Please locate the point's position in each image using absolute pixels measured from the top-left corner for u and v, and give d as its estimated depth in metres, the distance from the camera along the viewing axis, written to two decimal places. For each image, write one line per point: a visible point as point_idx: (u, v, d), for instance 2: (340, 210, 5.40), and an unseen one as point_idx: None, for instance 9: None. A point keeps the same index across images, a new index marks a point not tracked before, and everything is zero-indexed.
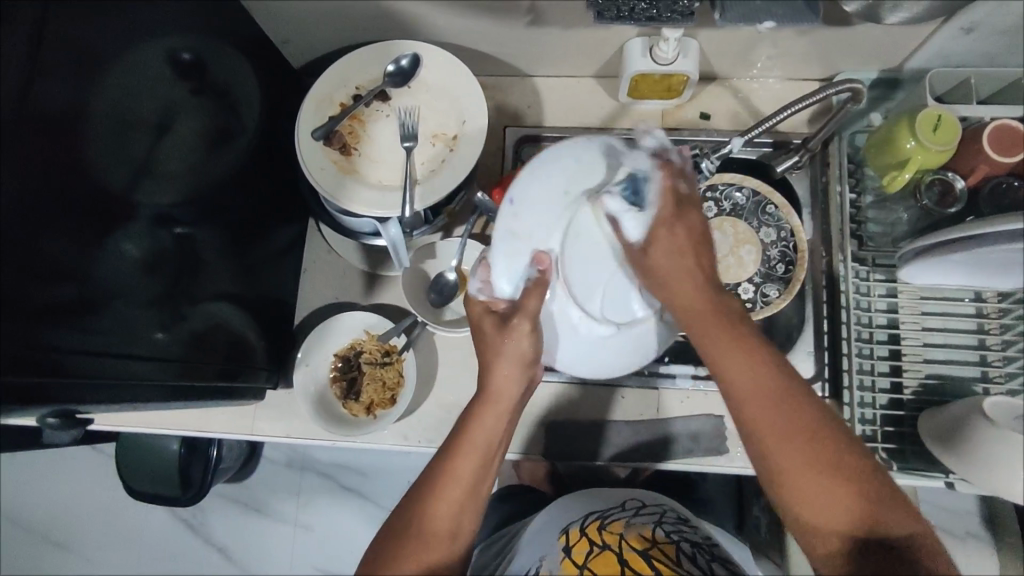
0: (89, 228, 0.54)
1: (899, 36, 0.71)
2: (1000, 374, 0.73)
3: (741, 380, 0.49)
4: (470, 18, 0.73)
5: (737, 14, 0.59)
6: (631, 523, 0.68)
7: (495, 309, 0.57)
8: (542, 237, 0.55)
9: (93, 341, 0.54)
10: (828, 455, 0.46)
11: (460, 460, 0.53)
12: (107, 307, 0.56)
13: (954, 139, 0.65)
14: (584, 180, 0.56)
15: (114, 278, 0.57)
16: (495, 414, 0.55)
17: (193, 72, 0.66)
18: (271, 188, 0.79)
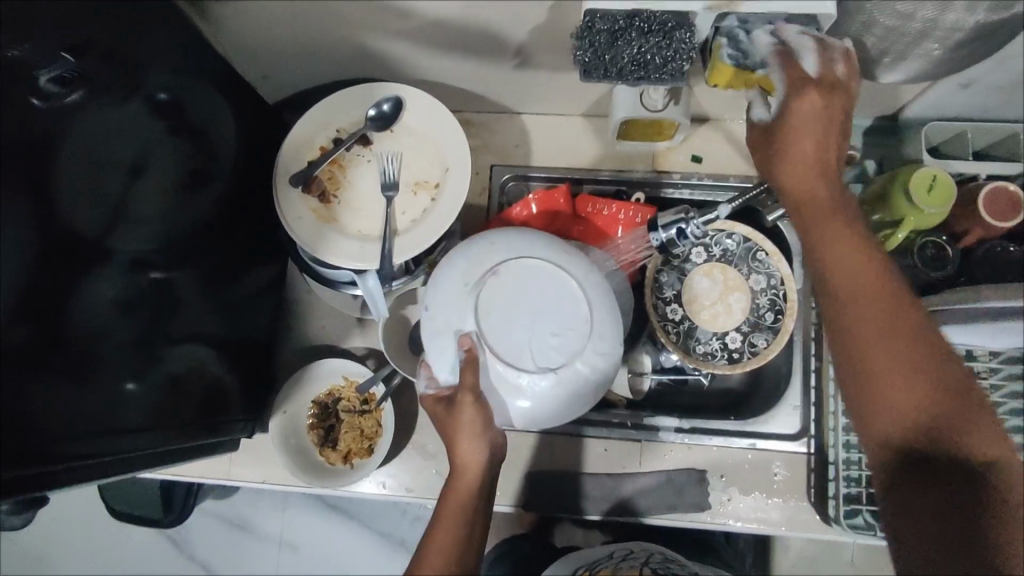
0: (64, 273, 0.52)
1: (896, 89, 0.69)
2: None
3: (845, 273, 0.52)
4: (455, 60, 0.71)
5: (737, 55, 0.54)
6: (618, 570, 0.71)
7: (443, 397, 0.57)
8: (459, 324, 0.55)
9: (68, 392, 0.52)
10: (922, 380, 0.50)
11: (433, 550, 0.56)
12: (83, 355, 0.54)
13: (949, 200, 0.62)
14: (478, 265, 0.56)
15: (90, 324, 0.54)
16: (462, 503, 0.57)
17: (170, 112, 0.63)
18: (249, 226, 0.77)
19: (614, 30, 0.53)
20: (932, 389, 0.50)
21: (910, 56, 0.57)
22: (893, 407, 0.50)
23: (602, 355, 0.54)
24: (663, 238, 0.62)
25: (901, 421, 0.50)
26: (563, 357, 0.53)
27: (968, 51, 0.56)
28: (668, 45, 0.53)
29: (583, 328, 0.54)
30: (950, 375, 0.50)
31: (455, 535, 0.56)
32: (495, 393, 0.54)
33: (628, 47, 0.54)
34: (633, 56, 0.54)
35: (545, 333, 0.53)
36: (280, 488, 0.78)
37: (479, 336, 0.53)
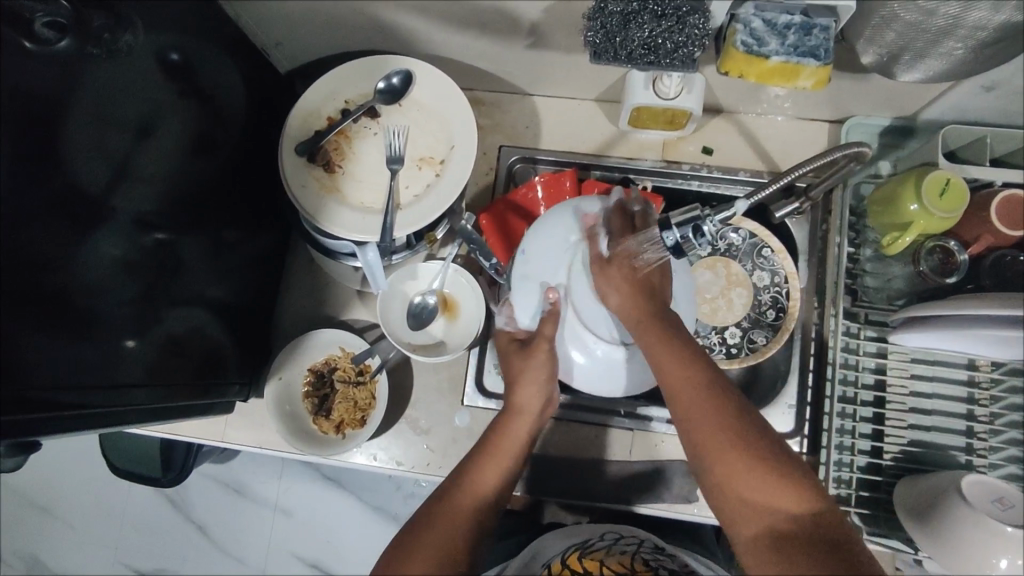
0: (68, 226, 0.52)
1: (915, 89, 0.68)
2: (985, 446, 0.71)
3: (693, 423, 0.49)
4: (468, 36, 0.70)
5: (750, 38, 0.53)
6: (611, 550, 0.66)
7: (517, 338, 0.62)
8: (551, 275, 0.58)
9: (63, 344, 0.52)
10: (755, 473, 0.47)
11: (481, 474, 0.55)
12: (80, 307, 0.54)
13: (960, 205, 0.62)
14: (585, 227, 0.59)
15: (91, 278, 0.55)
16: (517, 445, 0.57)
17: (180, 74, 0.64)
18: (254, 193, 0.77)
19: (626, 12, 0.53)
20: (769, 472, 0.47)
21: (931, 55, 0.55)
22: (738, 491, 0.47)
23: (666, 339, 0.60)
24: (678, 238, 0.52)
25: (736, 505, 0.47)
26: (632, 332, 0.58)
27: (994, 52, 0.54)
28: (680, 29, 0.52)
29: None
30: (774, 458, 0.47)
31: (504, 472, 0.56)
32: (566, 345, 0.59)
33: (639, 30, 0.52)
34: (644, 39, 0.53)
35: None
36: (273, 453, 0.79)
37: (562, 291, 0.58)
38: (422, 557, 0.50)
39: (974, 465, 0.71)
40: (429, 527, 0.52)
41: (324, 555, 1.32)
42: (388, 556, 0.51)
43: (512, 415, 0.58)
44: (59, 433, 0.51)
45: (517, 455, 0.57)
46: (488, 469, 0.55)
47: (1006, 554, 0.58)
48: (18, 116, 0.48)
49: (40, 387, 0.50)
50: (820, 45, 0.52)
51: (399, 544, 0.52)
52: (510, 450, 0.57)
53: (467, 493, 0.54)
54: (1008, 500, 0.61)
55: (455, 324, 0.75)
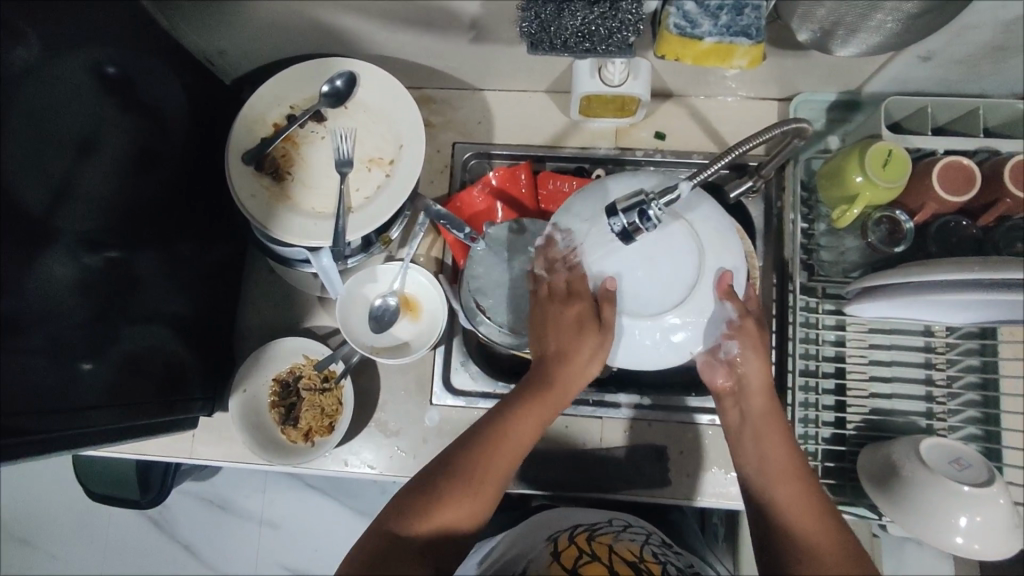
0: (9, 252, 0.51)
1: (856, 63, 0.68)
2: (944, 410, 0.73)
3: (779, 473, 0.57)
4: (412, 34, 0.70)
5: (683, 18, 0.53)
6: (619, 537, 0.65)
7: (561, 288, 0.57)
8: (573, 214, 0.57)
9: (13, 372, 0.51)
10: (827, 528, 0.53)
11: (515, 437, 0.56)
12: (29, 332, 0.52)
13: (902, 175, 0.63)
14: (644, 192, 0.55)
15: (37, 302, 0.53)
16: (560, 394, 0.58)
17: (118, 88, 0.62)
18: (206, 205, 0.76)
19: (560, 1, 0.52)
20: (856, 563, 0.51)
21: (864, 29, 0.56)
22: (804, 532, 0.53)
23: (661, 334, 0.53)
24: (624, 224, 0.50)
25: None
26: (636, 309, 0.54)
27: (924, 23, 0.55)
28: (613, 15, 0.52)
29: (670, 305, 0.53)
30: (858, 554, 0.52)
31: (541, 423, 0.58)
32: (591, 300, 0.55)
33: (573, 18, 0.52)
34: (577, 27, 0.53)
35: (640, 279, 0.53)
36: (244, 465, 0.78)
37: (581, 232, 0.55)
38: (454, 493, 0.53)
39: (935, 429, 0.72)
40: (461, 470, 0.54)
41: (313, 564, 1.31)
42: (416, 488, 0.54)
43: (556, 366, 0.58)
44: (12, 460, 0.50)
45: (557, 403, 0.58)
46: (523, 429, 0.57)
47: (965, 509, 0.60)
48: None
49: None
50: (752, 23, 0.53)
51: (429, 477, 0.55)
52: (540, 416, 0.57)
53: (498, 456, 0.55)
54: (964, 461, 0.62)
55: (418, 325, 0.75)
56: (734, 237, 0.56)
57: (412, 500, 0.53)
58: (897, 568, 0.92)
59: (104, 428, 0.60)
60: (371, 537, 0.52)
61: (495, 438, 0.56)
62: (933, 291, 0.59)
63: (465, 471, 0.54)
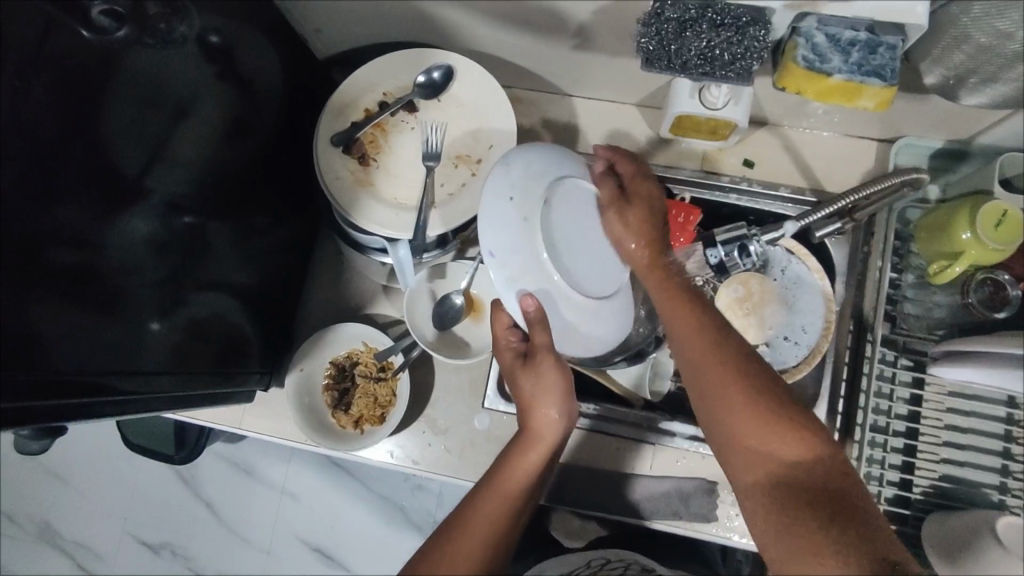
0: (100, 205, 0.51)
1: (974, 113, 0.65)
2: (1021, 487, 0.68)
3: (704, 373, 0.50)
4: (514, 33, 0.69)
5: (813, 48, 0.51)
6: None
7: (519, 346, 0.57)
8: (524, 276, 0.49)
9: (95, 324, 0.51)
10: (763, 416, 0.48)
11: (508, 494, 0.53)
12: (109, 289, 0.53)
13: (1015, 239, 0.59)
14: (528, 188, 0.50)
15: (119, 258, 0.53)
16: (535, 470, 0.55)
17: (220, 58, 0.63)
18: (284, 179, 0.76)
19: (683, 20, 0.51)
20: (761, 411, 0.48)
21: (1000, 78, 0.52)
22: (740, 431, 0.49)
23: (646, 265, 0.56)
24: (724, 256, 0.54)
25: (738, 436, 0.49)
26: (614, 280, 0.52)
27: None
28: (739, 41, 0.50)
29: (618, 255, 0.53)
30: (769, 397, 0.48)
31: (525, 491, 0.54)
32: (566, 341, 0.52)
33: (696, 39, 0.51)
34: (701, 49, 0.51)
35: (589, 259, 0.51)
36: (290, 442, 0.78)
37: (536, 284, 0.49)
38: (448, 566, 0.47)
39: (1007, 505, 0.68)
40: (463, 530, 0.50)
41: (329, 541, 1.31)
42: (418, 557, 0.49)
43: (528, 444, 0.56)
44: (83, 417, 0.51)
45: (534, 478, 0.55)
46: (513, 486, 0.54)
47: None
48: (56, 92, 0.47)
49: (69, 368, 0.49)
50: (886, 64, 0.50)
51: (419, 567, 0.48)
52: (529, 470, 0.55)
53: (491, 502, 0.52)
54: None
55: (480, 326, 0.74)
56: (544, 144, 0.52)
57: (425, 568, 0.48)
58: None
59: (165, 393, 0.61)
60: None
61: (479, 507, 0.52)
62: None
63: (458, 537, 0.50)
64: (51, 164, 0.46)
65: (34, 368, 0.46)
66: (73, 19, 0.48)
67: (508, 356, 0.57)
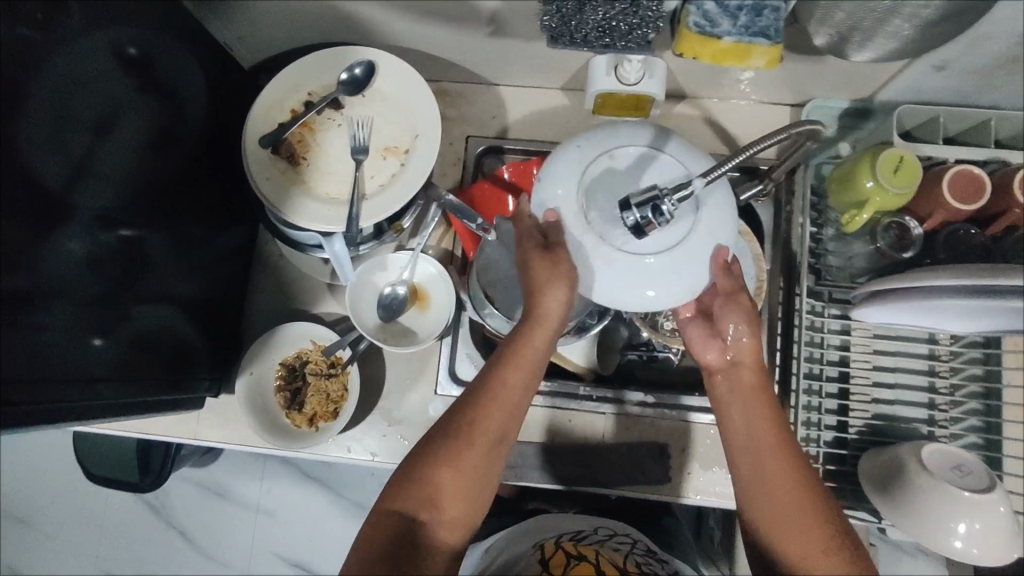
0: (25, 225, 0.51)
1: (870, 70, 0.69)
2: (946, 417, 0.73)
3: (761, 474, 0.54)
4: (432, 26, 0.71)
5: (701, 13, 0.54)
6: (604, 546, 0.66)
7: (542, 237, 0.54)
8: (557, 194, 0.51)
9: (28, 342, 0.51)
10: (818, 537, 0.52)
11: (504, 386, 0.56)
12: (41, 306, 0.53)
13: (912, 182, 0.63)
14: (613, 141, 0.52)
15: (51, 277, 0.53)
16: (530, 364, 0.57)
17: (141, 70, 0.63)
18: (219, 188, 0.77)
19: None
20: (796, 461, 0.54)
21: (880, 34, 0.56)
22: (785, 534, 0.53)
23: (704, 242, 0.51)
24: (639, 218, 0.48)
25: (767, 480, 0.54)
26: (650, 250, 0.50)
27: (940, 30, 0.55)
28: (634, 12, 0.53)
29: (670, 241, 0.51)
30: (802, 457, 0.55)
31: (523, 388, 0.57)
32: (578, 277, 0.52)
33: (593, 13, 0.54)
34: (598, 22, 0.55)
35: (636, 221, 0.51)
36: (248, 448, 0.79)
37: (562, 206, 0.51)
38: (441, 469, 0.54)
39: (935, 435, 0.73)
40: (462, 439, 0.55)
41: (308, 554, 1.31)
42: (414, 469, 0.54)
43: (531, 329, 0.58)
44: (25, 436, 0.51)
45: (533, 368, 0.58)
46: (511, 377, 0.57)
47: (965, 518, 0.60)
48: None
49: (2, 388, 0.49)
50: (770, 25, 0.54)
51: (419, 457, 0.55)
52: (527, 363, 0.57)
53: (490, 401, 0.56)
54: (966, 467, 0.63)
55: (425, 314, 0.76)
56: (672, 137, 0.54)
57: (422, 486, 0.53)
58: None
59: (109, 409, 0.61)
60: (380, 526, 0.53)
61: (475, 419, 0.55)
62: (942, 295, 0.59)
63: (456, 452, 0.54)
64: None
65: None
66: None
67: (527, 245, 0.55)
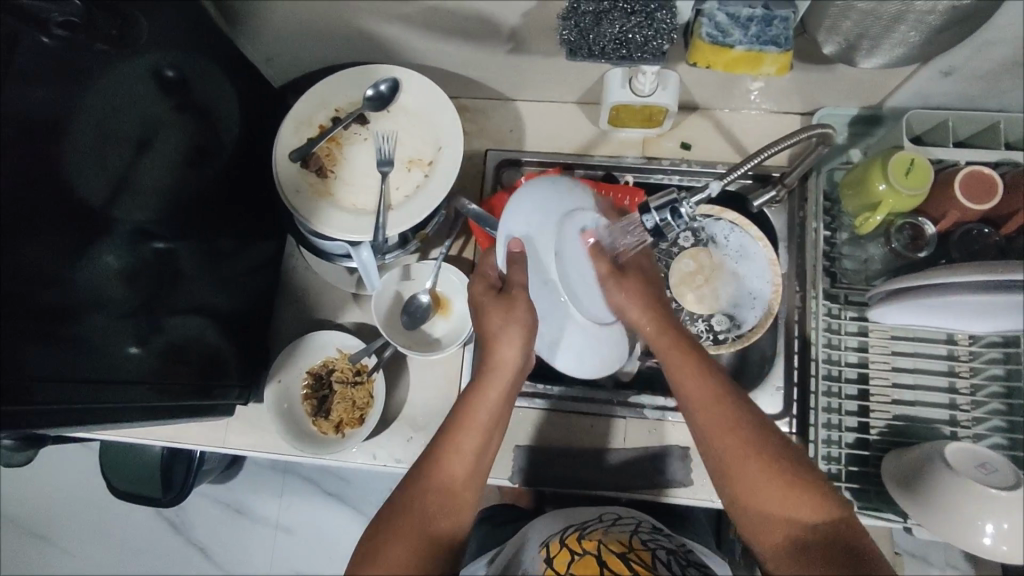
0: (68, 237, 0.53)
1: (879, 77, 0.71)
2: (968, 418, 0.73)
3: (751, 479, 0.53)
4: (454, 44, 0.74)
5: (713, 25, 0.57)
6: (608, 530, 0.66)
7: (495, 287, 0.59)
8: (529, 224, 0.55)
9: (71, 349, 0.54)
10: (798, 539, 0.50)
11: (457, 451, 0.56)
12: (82, 314, 0.55)
13: (925, 183, 0.65)
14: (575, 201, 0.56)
15: (91, 287, 0.56)
16: (485, 416, 0.57)
17: (178, 90, 0.66)
18: (248, 203, 0.80)
19: (598, 11, 0.56)
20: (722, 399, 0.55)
21: (887, 41, 0.58)
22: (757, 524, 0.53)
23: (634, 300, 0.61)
24: (658, 221, 0.52)
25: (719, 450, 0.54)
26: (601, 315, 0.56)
27: (945, 36, 0.57)
28: (649, 25, 0.56)
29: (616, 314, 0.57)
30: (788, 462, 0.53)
31: (479, 443, 0.57)
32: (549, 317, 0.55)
33: (611, 26, 0.56)
34: (615, 35, 0.57)
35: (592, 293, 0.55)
36: (275, 456, 0.80)
37: (532, 244, 0.55)
38: (404, 536, 0.53)
39: (958, 436, 0.73)
40: (419, 517, 0.54)
41: (327, 571, 1.30)
42: (375, 548, 0.52)
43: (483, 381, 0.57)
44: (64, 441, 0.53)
45: (487, 423, 0.57)
46: (464, 441, 0.56)
47: (992, 518, 0.60)
48: (17, 133, 0.49)
49: (47, 392, 0.51)
50: (780, 34, 0.56)
51: (380, 527, 0.54)
52: (481, 411, 0.57)
53: (448, 463, 0.56)
54: (991, 465, 0.63)
55: (448, 322, 0.78)
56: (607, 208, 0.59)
57: (428, 461, 0.56)
58: None
59: (143, 416, 0.63)
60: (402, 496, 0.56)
61: (433, 482, 0.55)
62: (959, 294, 0.60)
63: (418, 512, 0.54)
64: (13, 204, 0.49)
65: (17, 393, 0.49)
66: (30, 64, 0.51)
67: (481, 286, 0.59)
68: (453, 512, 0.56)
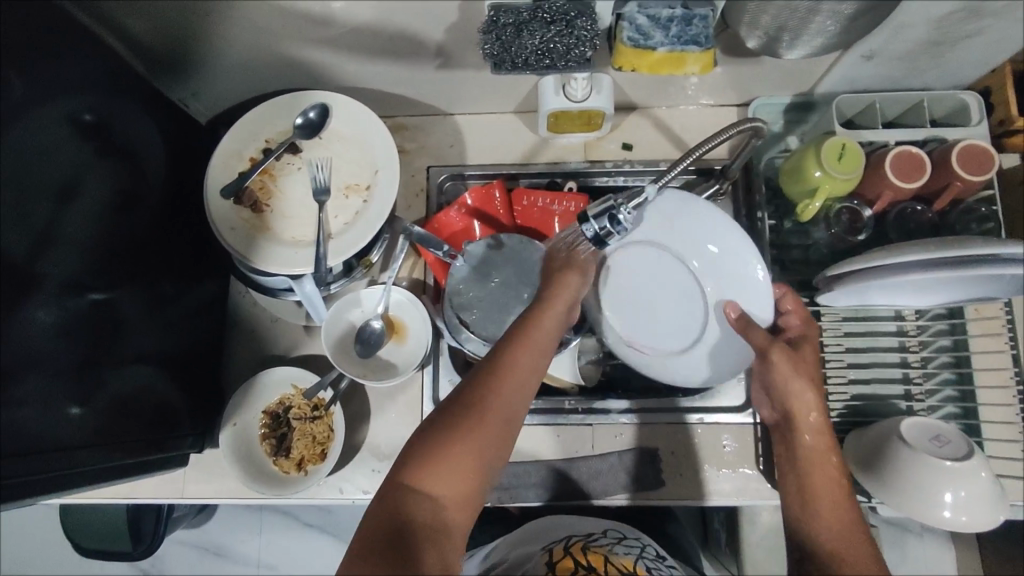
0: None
1: (806, 65, 0.72)
2: (921, 391, 0.75)
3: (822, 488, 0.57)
4: (382, 65, 0.73)
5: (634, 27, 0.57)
6: (614, 550, 0.65)
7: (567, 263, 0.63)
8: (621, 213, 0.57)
9: (7, 416, 0.51)
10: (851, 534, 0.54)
11: (514, 367, 0.52)
12: (17, 378, 0.52)
13: (856, 167, 0.66)
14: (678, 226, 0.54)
15: (25, 349, 0.53)
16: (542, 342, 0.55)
17: (99, 134, 0.63)
18: (186, 243, 0.77)
19: (519, 23, 0.56)
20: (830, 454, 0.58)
21: (807, 30, 0.59)
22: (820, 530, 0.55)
23: None
24: (596, 229, 0.54)
25: (811, 489, 0.57)
26: None
27: (861, 23, 0.58)
28: (569, 33, 0.56)
29: None
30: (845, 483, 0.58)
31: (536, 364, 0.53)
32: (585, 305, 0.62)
33: (532, 38, 0.56)
34: (536, 46, 0.57)
35: None
36: (239, 501, 0.78)
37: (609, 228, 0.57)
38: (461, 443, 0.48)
39: (914, 410, 0.74)
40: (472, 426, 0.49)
41: None
42: (419, 448, 0.48)
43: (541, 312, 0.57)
44: None
45: (545, 347, 0.55)
46: (522, 357, 0.53)
47: (951, 487, 0.61)
48: None
49: None
50: (700, 32, 0.57)
51: (429, 430, 0.49)
52: (540, 335, 0.55)
53: (505, 379, 0.51)
54: (945, 436, 0.64)
55: (404, 346, 0.76)
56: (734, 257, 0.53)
57: (486, 372, 0.51)
58: (899, 557, 0.97)
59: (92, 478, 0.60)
60: (389, 500, 0.46)
61: (491, 395, 0.50)
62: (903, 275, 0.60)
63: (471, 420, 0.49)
64: None
65: None
66: None
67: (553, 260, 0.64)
68: (505, 428, 0.50)
